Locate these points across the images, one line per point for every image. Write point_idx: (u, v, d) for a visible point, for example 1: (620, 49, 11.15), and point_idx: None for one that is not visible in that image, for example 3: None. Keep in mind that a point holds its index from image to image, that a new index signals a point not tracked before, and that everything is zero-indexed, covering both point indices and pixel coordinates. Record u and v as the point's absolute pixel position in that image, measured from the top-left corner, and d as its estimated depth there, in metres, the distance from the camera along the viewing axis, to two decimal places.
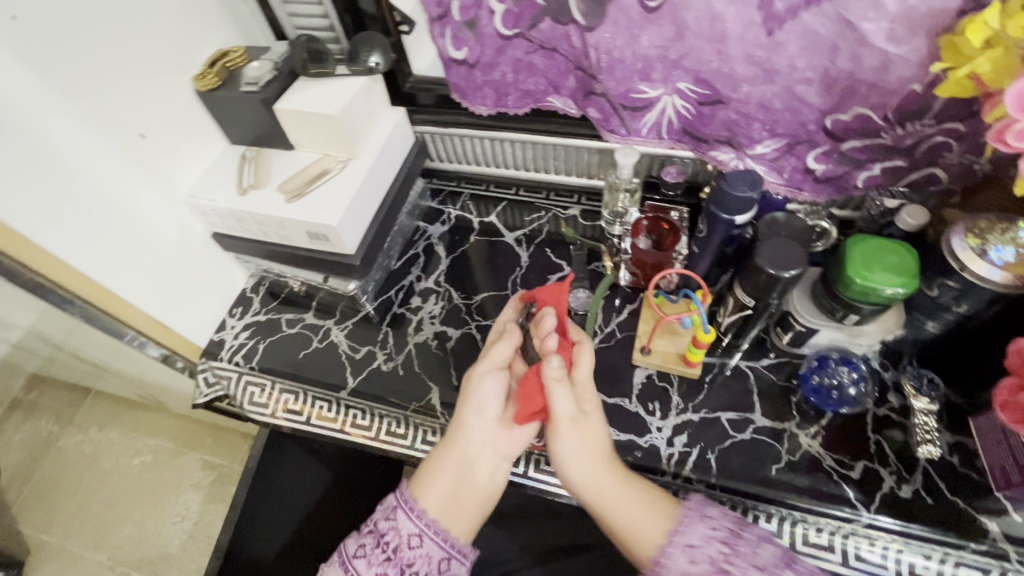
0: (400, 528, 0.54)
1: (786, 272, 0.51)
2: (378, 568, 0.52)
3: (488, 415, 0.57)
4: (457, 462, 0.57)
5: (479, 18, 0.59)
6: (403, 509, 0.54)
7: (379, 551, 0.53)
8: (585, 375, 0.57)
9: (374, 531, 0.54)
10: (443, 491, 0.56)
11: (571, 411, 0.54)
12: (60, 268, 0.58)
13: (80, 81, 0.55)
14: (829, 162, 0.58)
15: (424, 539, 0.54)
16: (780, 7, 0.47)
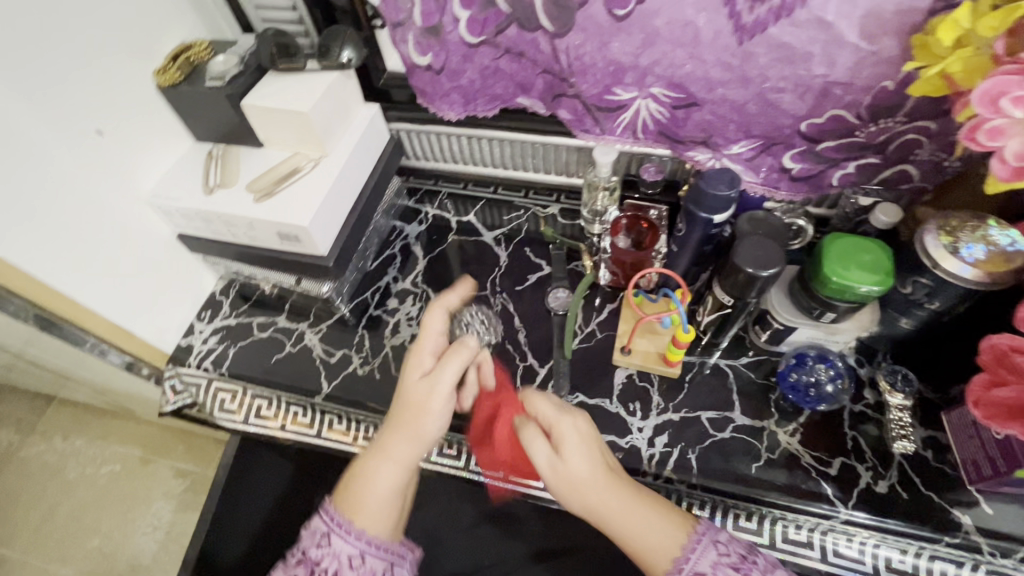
0: (335, 554, 0.51)
1: (762, 271, 0.51)
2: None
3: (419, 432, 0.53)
4: (388, 473, 0.52)
5: (443, 25, 0.57)
6: (334, 534, 0.51)
7: None
8: (555, 418, 0.50)
9: (306, 560, 0.51)
10: (376, 503, 0.52)
11: (550, 459, 0.49)
12: (10, 274, 0.55)
13: (31, 74, 0.52)
14: (805, 161, 0.58)
15: (365, 557, 0.51)
16: (749, 18, 0.48)
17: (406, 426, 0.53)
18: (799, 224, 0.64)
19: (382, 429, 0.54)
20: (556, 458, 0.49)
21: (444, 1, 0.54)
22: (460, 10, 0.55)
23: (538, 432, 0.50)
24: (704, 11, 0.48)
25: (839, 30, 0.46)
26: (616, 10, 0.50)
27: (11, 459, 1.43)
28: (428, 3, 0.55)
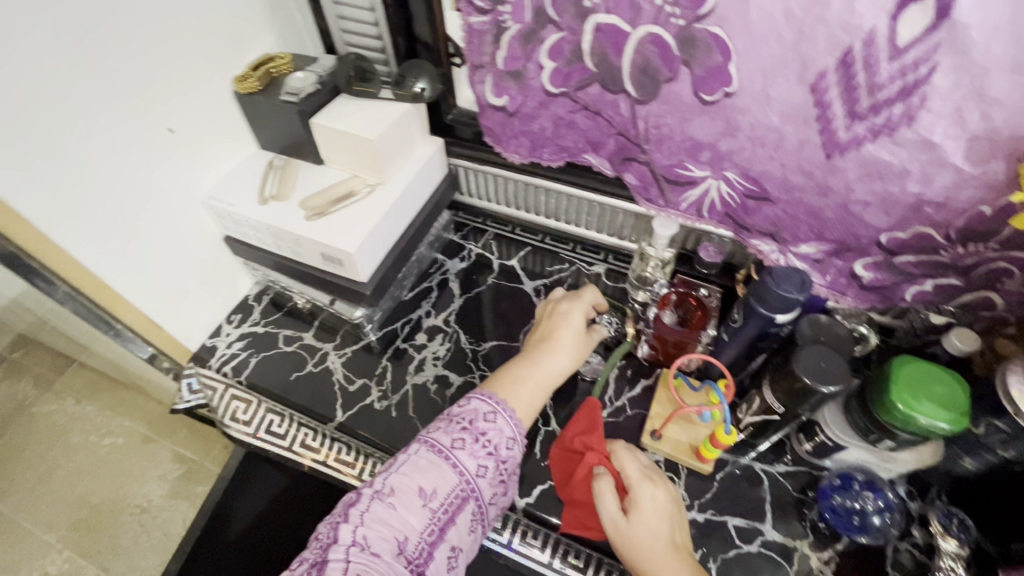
0: (500, 430, 0.55)
1: (821, 385, 0.47)
2: (480, 461, 0.53)
3: (561, 360, 0.61)
4: (539, 378, 0.60)
5: (527, 71, 0.55)
6: (502, 412, 0.56)
7: (479, 446, 0.54)
8: (638, 477, 0.52)
9: (471, 428, 0.54)
10: (526, 394, 0.58)
11: (617, 517, 0.50)
12: (60, 260, 0.55)
13: (113, 68, 0.53)
14: (879, 271, 0.54)
15: (517, 443, 0.56)
16: (843, 136, 0.45)
17: (557, 350, 0.62)
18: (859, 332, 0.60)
19: (533, 348, 0.63)
20: (623, 518, 0.50)
21: (532, 49, 0.53)
22: (546, 60, 0.53)
23: (612, 487, 0.52)
24: (792, 120, 0.46)
25: (942, 152, 0.42)
26: (703, 94, 0.48)
27: (23, 412, 1.47)
28: (514, 49, 0.54)
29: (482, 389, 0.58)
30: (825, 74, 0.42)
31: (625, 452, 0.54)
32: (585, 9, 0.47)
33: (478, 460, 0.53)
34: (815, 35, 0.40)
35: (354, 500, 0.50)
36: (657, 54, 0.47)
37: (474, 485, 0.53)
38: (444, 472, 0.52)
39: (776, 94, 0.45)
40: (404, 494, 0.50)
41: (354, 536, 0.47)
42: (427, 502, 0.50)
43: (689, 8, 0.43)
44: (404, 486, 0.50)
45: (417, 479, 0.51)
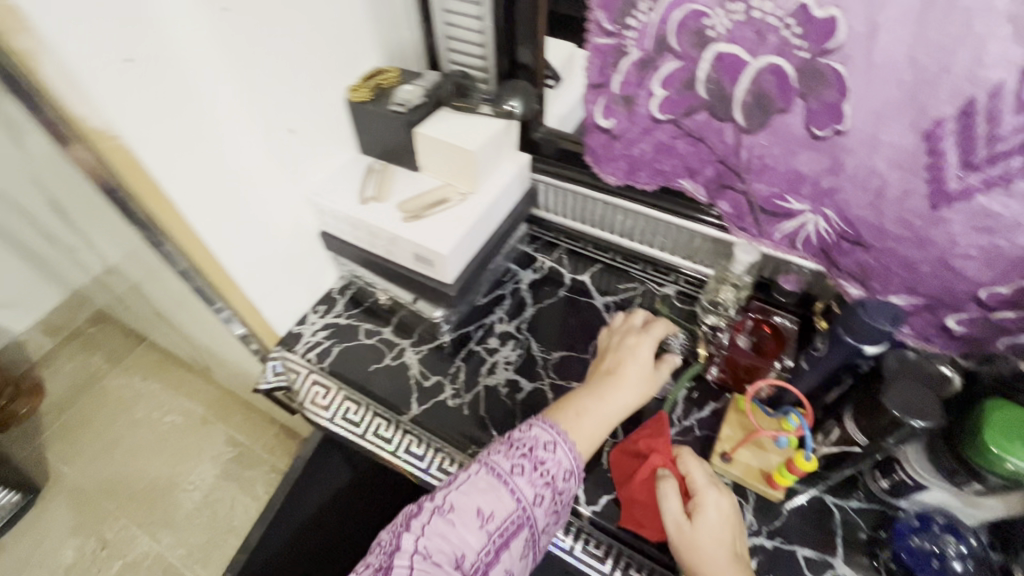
0: (559, 463, 0.53)
1: (913, 418, 0.47)
2: (540, 490, 0.51)
3: (627, 397, 0.59)
4: (607, 413, 0.58)
5: (638, 97, 0.58)
6: (563, 443, 0.54)
7: (538, 474, 0.52)
8: (704, 485, 0.53)
9: (531, 455, 0.52)
10: (589, 427, 0.56)
11: (681, 519, 0.51)
12: (192, 247, 0.61)
13: (260, 75, 0.58)
14: (971, 326, 0.54)
15: (574, 480, 0.53)
16: (952, 187, 0.45)
17: (623, 385, 0.60)
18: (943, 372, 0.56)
19: (598, 380, 0.61)
20: (686, 522, 0.51)
21: (648, 76, 0.56)
22: (659, 87, 0.56)
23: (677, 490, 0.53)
24: (899, 168, 0.48)
25: None
26: (814, 128, 0.50)
27: (93, 384, 1.56)
28: (630, 74, 0.57)
29: (544, 417, 0.56)
30: (942, 122, 0.43)
31: (691, 460, 0.55)
32: (708, 37, 0.50)
33: (536, 489, 0.51)
34: (937, 83, 0.42)
35: (415, 511, 0.49)
36: (774, 85, 0.49)
37: (530, 513, 0.51)
38: (502, 497, 0.50)
39: (886, 139, 0.47)
40: (464, 513, 0.48)
41: (416, 546, 0.47)
42: (484, 524, 0.48)
43: (814, 42, 0.45)
44: (463, 505, 0.49)
45: (476, 500, 0.49)
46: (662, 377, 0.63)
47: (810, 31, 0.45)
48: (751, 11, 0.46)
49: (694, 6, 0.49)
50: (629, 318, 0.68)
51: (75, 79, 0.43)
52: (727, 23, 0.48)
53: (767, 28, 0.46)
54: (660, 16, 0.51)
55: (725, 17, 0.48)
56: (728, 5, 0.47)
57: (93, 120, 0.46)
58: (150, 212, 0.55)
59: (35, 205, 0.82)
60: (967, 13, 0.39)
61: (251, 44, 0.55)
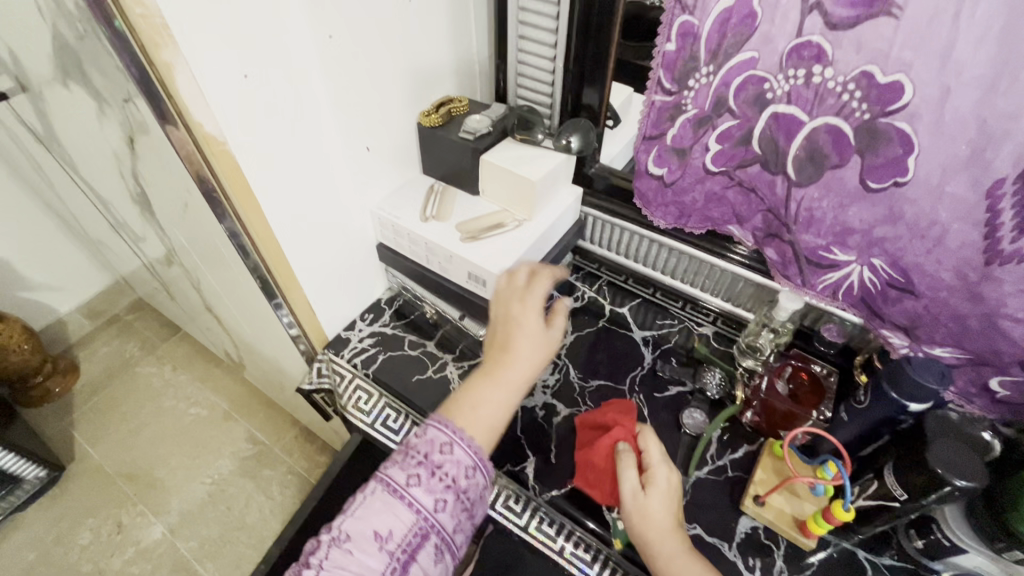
0: (457, 461, 0.50)
1: (953, 476, 0.48)
2: (438, 496, 0.48)
3: (522, 373, 0.56)
4: (503, 396, 0.54)
5: (692, 150, 0.62)
6: (459, 443, 0.50)
7: (436, 480, 0.49)
8: (658, 458, 0.56)
9: (428, 462, 0.49)
10: (484, 417, 0.52)
11: (637, 488, 0.54)
12: (269, 250, 0.65)
13: (350, 96, 0.63)
14: (1014, 390, 0.55)
15: (478, 472, 0.51)
16: (1006, 247, 0.47)
17: (517, 360, 0.56)
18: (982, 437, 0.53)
19: (492, 358, 0.57)
20: (641, 491, 0.54)
21: (704, 132, 0.60)
22: (714, 143, 0.60)
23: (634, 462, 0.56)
24: (959, 220, 0.49)
25: None
26: (870, 182, 0.52)
27: (125, 369, 1.61)
28: (686, 129, 0.61)
29: (441, 414, 0.52)
30: (1004, 181, 0.45)
31: (647, 435, 0.58)
32: (766, 99, 0.53)
33: (435, 496, 0.48)
34: (999, 145, 0.44)
35: (312, 548, 0.46)
36: (829, 142, 0.51)
37: (433, 521, 0.48)
38: (399, 513, 0.47)
39: (951, 191, 0.48)
40: (362, 539, 0.46)
41: None
42: (382, 546, 0.46)
43: (877, 104, 0.47)
44: (359, 530, 0.46)
45: (372, 522, 0.46)
46: (557, 335, 0.60)
47: (873, 95, 0.47)
48: (811, 77, 0.49)
49: (754, 73, 0.53)
50: (512, 278, 0.63)
51: (199, 90, 0.48)
52: (785, 88, 0.52)
53: (828, 92, 0.49)
54: (720, 79, 0.55)
55: (784, 82, 0.51)
56: (788, 71, 0.51)
57: (207, 127, 0.50)
58: (240, 215, 0.59)
59: (112, 196, 0.87)
60: None
61: (347, 68, 0.61)
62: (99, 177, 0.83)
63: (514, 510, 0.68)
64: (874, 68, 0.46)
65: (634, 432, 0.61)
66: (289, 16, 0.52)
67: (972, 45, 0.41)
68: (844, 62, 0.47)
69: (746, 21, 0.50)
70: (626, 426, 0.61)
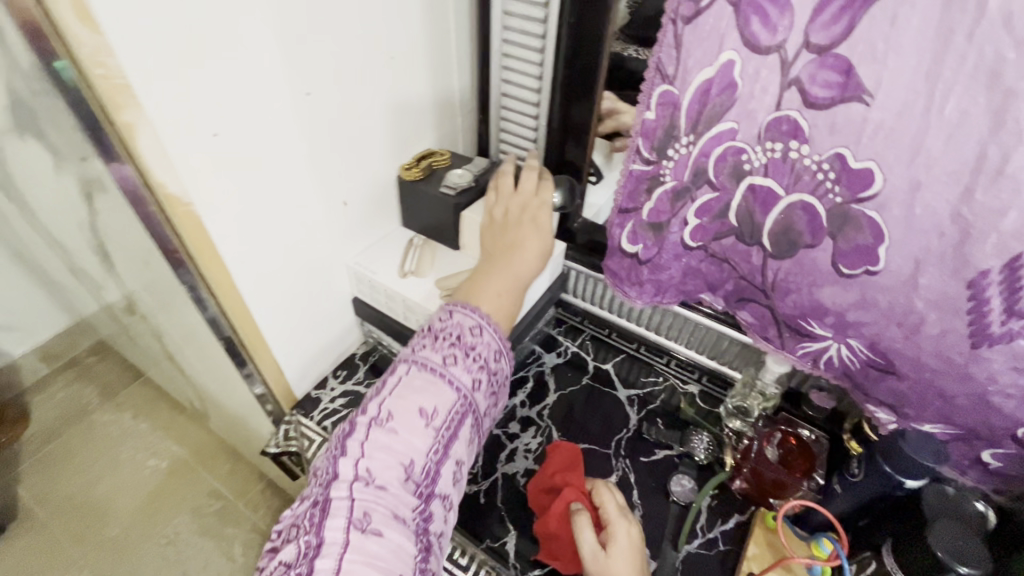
0: (486, 345, 0.57)
1: (959, 564, 0.45)
2: (474, 375, 0.55)
3: (528, 258, 0.65)
4: (512, 283, 0.64)
5: (669, 224, 0.60)
6: (486, 328, 0.58)
7: (470, 360, 0.55)
8: (615, 514, 0.56)
9: (460, 343, 0.55)
10: (496, 296, 0.62)
11: (597, 549, 0.53)
12: (236, 309, 0.61)
13: (326, 152, 0.61)
14: (1007, 461, 0.54)
15: (501, 357, 0.59)
16: (995, 329, 0.45)
17: (520, 252, 0.65)
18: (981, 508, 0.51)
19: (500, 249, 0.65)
20: (602, 551, 0.53)
21: (682, 206, 0.58)
22: (692, 217, 0.59)
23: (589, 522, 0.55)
24: (938, 309, 0.48)
25: None
26: (842, 265, 0.51)
27: (81, 417, 1.51)
28: (662, 203, 0.59)
29: (465, 303, 0.59)
30: (989, 273, 0.44)
31: (601, 490, 0.59)
32: (743, 170, 0.52)
33: (472, 375, 0.55)
34: (982, 239, 0.43)
35: (351, 431, 0.50)
36: (805, 221, 0.50)
37: (470, 399, 0.55)
38: (442, 391, 0.53)
39: (925, 282, 0.47)
40: (406, 418, 0.50)
41: (358, 472, 0.47)
42: (429, 422, 0.51)
43: (849, 190, 0.47)
44: (403, 410, 0.50)
45: (417, 399, 0.51)
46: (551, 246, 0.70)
47: (845, 179, 0.47)
48: (789, 152, 0.48)
49: (733, 144, 0.52)
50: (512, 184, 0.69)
51: (164, 151, 0.45)
52: (762, 160, 0.51)
53: (802, 169, 0.48)
54: (701, 149, 0.53)
55: (762, 154, 0.50)
56: (766, 144, 0.50)
57: (171, 188, 0.48)
58: (205, 276, 0.56)
59: (73, 243, 0.83)
60: (1018, 180, 0.39)
61: (324, 123, 0.59)
62: (58, 225, 0.79)
63: None
64: (847, 151, 0.46)
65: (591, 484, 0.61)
66: (269, 79, 0.51)
67: (946, 137, 0.41)
68: (819, 142, 0.46)
69: (728, 91, 0.49)
70: (576, 482, 0.61)
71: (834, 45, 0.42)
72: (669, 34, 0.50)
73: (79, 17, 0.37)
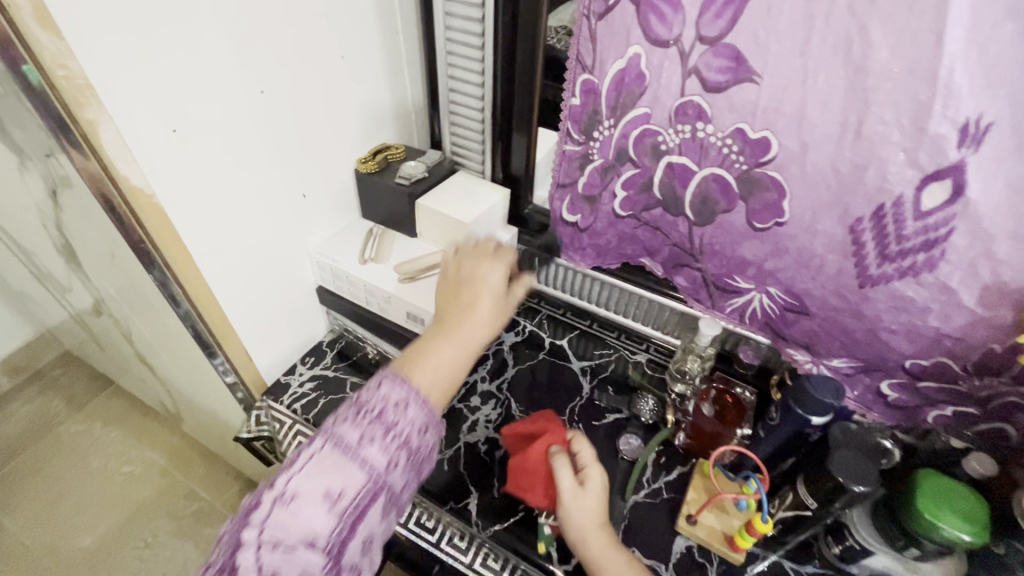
0: (414, 420, 0.46)
1: (857, 485, 0.53)
2: (395, 458, 0.44)
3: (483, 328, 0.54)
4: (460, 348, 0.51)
5: (601, 197, 0.68)
6: (415, 400, 0.46)
7: (389, 439, 0.44)
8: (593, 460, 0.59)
9: (380, 422, 0.44)
10: (435, 364, 0.49)
11: (572, 486, 0.56)
12: (204, 299, 0.65)
13: (281, 148, 0.65)
14: (903, 392, 0.62)
15: (432, 429, 0.47)
16: (874, 272, 0.54)
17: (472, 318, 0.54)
18: (880, 442, 0.60)
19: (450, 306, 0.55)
20: (578, 488, 0.57)
21: (610, 180, 0.65)
22: (620, 190, 0.66)
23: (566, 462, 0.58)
24: (833, 252, 0.56)
25: (958, 297, 0.51)
26: (755, 223, 0.58)
27: (48, 431, 1.49)
28: (594, 177, 0.67)
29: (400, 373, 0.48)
30: (863, 219, 0.52)
31: (582, 438, 0.62)
32: (661, 150, 0.59)
33: (391, 457, 0.44)
34: (856, 189, 0.51)
35: (255, 502, 0.42)
36: (717, 188, 0.58)
37: (388, 479, 0.45)
38: (352, 471, 0.43)
39: (821, 228, 0.55)
40: (312, 492, 0.42)
41: (260, 541, 0.41)
42: (334, 506, 0.42)
43: (752, 156, 0.54)
44: (307, 490, 0.42)
45: (323, 480, 0.42)
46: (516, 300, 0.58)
47: (748, 149, 0.54)
48: (696, 132, 0.55)
49: (648, 127, 0.58)
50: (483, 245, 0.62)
51: (126, 146, 0.49)
52: (675, 141, 0.57)
53: (710, 145, 0.55)
54: (620, 132, 0.60)
55: (675, 136, 0.57)
56: (676, 126, 0.56)
57: (134, 182, 0.51)
58: (171, 266, 0.60)
59: (38, 247, 0.85)
60: (873, 140, 0.47)
61: (279, 122, 0.63)
62: (20, 228, 0.80)
63: (461, 550, 0.67)
64: (745, 126, 0.52)
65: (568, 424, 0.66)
66: (224, 79, 0.55)
67: (820, 107, 0.48)
68: (721, 119, 0.53)
69: (638, 80, 0.56)
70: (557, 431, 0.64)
71: (722, 37, 0.49)
72: (584, 28, 0.56)
73: (42, 25, 0.40)
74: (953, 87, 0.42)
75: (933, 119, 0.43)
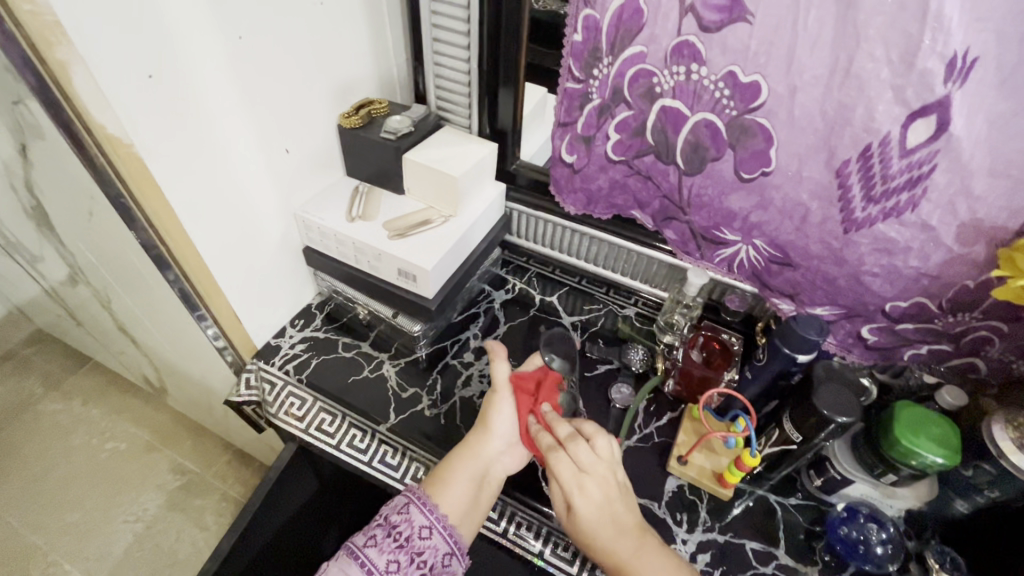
0: (412, 521, 0.55)
1: (838, 417, 0.56)
2: (391, 556, 0.53)
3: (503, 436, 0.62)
4: (476, 468, 0.60)
5: (595, 138, 0.68)
6: (416, 504, 0.56)
7: (390, 539, 0.53)
8: (574, 475, 0.54)
9: (385, 523, 0.55)
10: (458, 489, 0.58)
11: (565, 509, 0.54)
12: (188, 257, 0.63)
13: (260, 98, 0.62)
14: (881, 335, 0.64)
15: (433, 531, 0.55)
16: (859, 216, 0.55)
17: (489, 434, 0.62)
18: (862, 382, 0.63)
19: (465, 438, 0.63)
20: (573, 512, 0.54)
21: (605, 122, 0.65)
22: (614, 132, 0.66)
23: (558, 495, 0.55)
24: (818, 199, 0.57)
25: (939, 235, 0.53)
26: (743, 173, 0.59)
27: (24, 410, 1.45)
28: (590, 118, 0.66)
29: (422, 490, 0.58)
30: (849, 161, 0.53)
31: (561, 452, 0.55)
32: (655, 93, 0.59)
33: (388, 557, 0.52)
34: (843, 132, 0.51)
35: None
36: (708, 135, 0.58)
37: None
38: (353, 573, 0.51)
39: (808, 174, 0.56)
40: None
41: None
42: None
43: (742, 102, 0.54)
44: None
45: None
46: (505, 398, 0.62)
47: (737, 94, 0.54)
48: (690, 74, 0.55)
49: (643, 67, 0.58)
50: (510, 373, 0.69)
51: (101, 94, 0.47)
52: (670, 84, 0.57)
53: (702, 89, 0.55)
54: (616, 70, 0.60)
55: (670, 78, 0.57)
56: (671, 68, 0.56)
57: (110, 130, 0.49)
58: (152, 222, 0.58)
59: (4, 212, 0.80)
60: (862, 79, 0.48)
61: (258, 70, 0.60)
62: None
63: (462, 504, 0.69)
64: (737, 68, 0.52)
65: (557, 439, 0.57)
66: (195, 21, 0.52)
67: (811, 47, 0.48)
68: (714, 62, 0.53)
69: (635, 17, 0.55)
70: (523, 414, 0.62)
71: None
72: None
73: None
74: (942, 20, 0.42)
75: (922, 53, 0.44)
